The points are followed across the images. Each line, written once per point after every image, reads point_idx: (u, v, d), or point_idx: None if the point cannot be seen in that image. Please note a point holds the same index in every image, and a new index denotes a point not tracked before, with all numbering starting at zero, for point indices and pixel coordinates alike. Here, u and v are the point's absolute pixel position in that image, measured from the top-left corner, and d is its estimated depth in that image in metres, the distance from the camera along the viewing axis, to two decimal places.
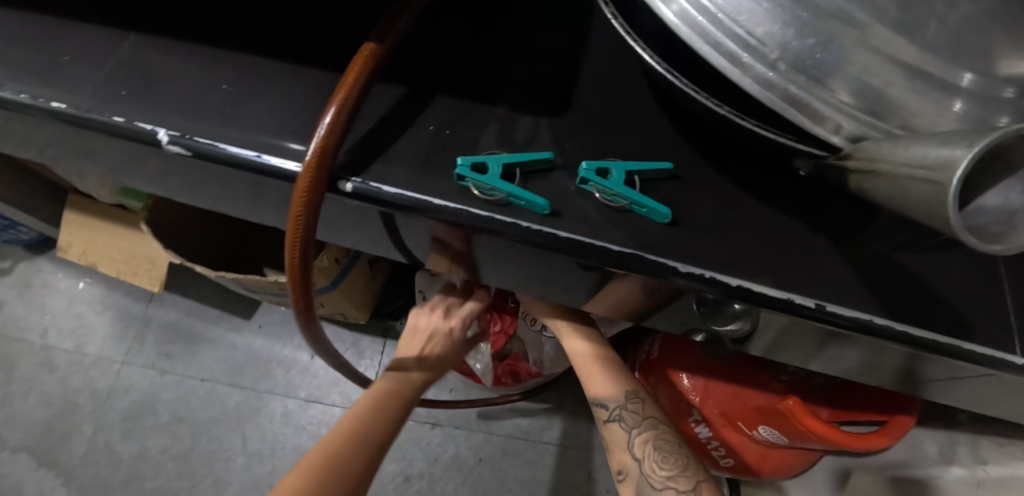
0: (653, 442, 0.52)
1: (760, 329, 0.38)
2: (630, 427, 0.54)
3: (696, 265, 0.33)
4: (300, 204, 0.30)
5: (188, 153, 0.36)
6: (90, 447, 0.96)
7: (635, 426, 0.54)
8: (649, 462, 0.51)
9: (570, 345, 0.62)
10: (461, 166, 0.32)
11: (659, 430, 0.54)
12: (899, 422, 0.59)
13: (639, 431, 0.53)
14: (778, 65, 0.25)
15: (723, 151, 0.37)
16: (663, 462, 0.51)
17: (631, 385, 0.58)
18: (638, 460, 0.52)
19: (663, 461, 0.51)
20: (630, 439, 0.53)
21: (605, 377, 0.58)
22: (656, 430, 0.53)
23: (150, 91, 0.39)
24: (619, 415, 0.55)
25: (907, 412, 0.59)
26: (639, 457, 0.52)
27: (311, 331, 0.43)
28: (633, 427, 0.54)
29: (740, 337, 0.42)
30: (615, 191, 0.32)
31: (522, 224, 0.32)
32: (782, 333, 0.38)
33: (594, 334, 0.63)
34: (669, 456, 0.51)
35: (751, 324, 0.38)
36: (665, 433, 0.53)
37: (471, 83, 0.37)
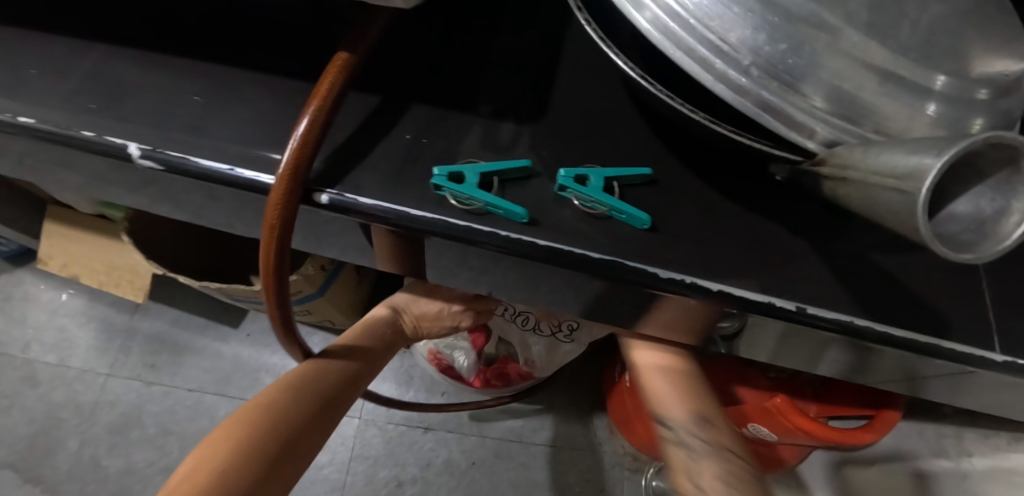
0: (721, 477, 0.41)
1: (749, 329, 0.37)
2: (696, 455, 0.43)
3: (677, 271, 0.33)
4: (274, 215, 0.30)
5: (160, 168, 0.35)
6: (76, 462, 0.94)
7: (700, 454, 0.43)
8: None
9: (641, 359, 0.51)
10: (438, 175, 0.31)
11: (729, 464, 0.42)
12: (885, 418, 0.60)
13: (707, 461, 0.42)
14: (751, 71, 0.25)
15: (702, 156, 0.37)
16: None
17: (704, 403, 0.47)
18: None
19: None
20: (699, 475, 0.43)
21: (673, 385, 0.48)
22: (725, 462, 0.42)
23: (120, 103, 0.38)
24: (682, 437, 0.44)
25: (892, 407, 0.60)
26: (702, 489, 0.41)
27: (288, 342, 0.42)
28: (705, 464, 0.43)
29: (730, 336, 0.41)
30: (594, 198, 0.32)
31: (501, 233, 0.32)
32: (765, 335, 0.39)
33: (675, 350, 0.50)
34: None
35: (740, 324, 0.37)
36: (736, 469, 0.42)
37: (446, 91, 0.37)
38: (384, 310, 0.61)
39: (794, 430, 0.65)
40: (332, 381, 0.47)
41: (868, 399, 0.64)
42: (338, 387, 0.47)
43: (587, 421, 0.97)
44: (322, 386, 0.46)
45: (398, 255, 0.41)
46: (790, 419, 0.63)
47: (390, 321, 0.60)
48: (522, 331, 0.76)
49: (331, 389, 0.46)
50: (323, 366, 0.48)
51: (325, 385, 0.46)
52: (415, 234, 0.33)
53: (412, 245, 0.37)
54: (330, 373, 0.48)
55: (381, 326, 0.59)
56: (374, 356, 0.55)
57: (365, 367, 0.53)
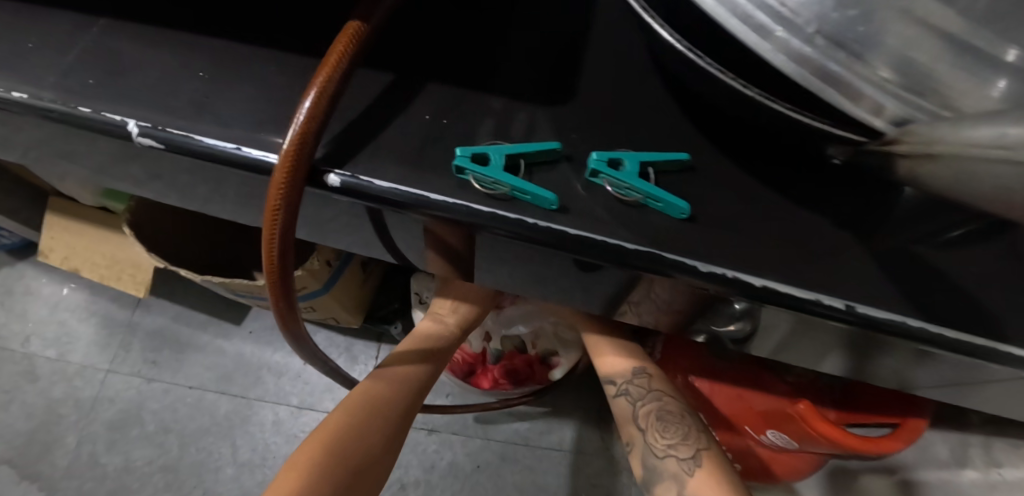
0: (656, 412, 0.51)
1: (762, 329, 0.38)
2: (635, 400, 0.54)
3: (717, 265, 0.30)
4: (276, 196, 0.27)
5: (161, 147, 0.33)
6: (74, 459, 0.92)
7: (640, 399, 0.54)
8: (653, 432, 0.50)
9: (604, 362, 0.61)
10: (461, 156, 0.29)
11: (663, 401, 0.53)
12: (911, 426, 0.58)
13: (642, 402, 0.54)
14: (816, 39, 0.23)
15: (741, 141, 0.34)
16: (665, 431, 0.49)
17: (642, 363, 0.59)
18: (643, 430, 0.51)
19: (665, 431, 0.49)
20: (635, 410, 0.53)
21: (617, 357, 0.60)
22: (660, 401, 0.53)
23: (121, 80, 0.36)
24: (625, 388, 0.56)
25: (919, 413, 0.58)
26: (643, 427, 0.51)
27: (295, 336, 0.40)
28: (638, 399, 0.54)
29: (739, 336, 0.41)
30: (629, 184, 0.29)
31: (528, 221, 0.29)
32: (783, 333, 0.37)
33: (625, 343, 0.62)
34: (671, 426, 0.49)
35: (752, 325, 0.37)
36: (670, 404, 0.52)
37: (466, 69, 0.35)
38: (429, 323, 0.59)
39: (812, 435, 0.61)
40: (402, 401, 0.47)
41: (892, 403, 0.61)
42: (405, 404, 0.47)
43: (595, 424, 0.95)
44: (391, 409, 0.45)
45: (410, 243, 0.39)
46: (809, 422, 0.59)
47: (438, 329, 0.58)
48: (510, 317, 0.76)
49: (401, 411, 0.46)
50: (381, 385, 0.47)
51: (395, 406, 0.46)
52: (464, 232, 0.32)
53: (439, 239, 0.36)
54: (401, 393, 0.47)
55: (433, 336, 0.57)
56: (434, 363, 0.54)
57: (429, 375, 0.53)
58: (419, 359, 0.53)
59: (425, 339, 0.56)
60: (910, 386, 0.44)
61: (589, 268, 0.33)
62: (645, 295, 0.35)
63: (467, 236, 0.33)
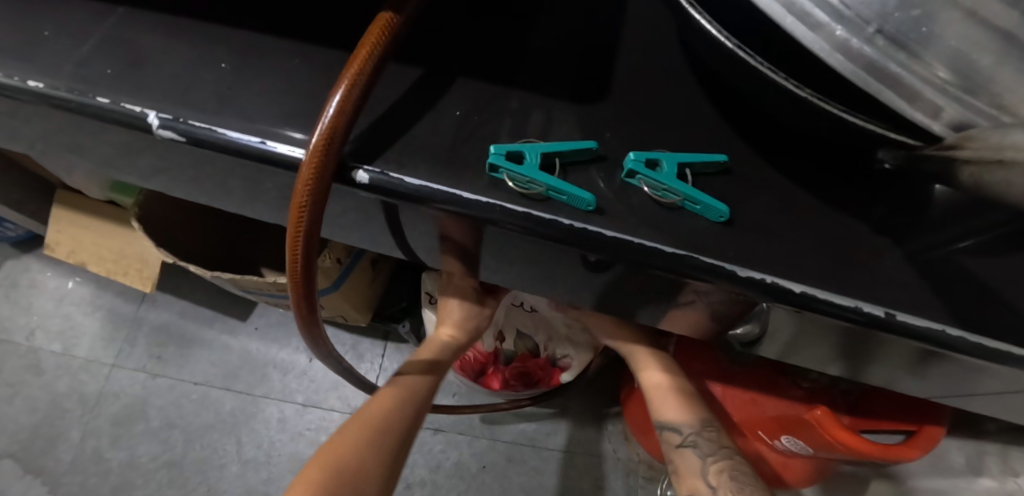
0: (729, 471, 0.48)
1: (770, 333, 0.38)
2: (704, 454, 0.50)
3: (755, 269, 0.29)
4: (303, 193, 0.27)
5: (183, 140, 0.32)
6: (79, 454, 0.91)
7: (710, 454, 0.50)
8: (726, 492, 0.46)
9: (646, 377, 0.60)
10: (495, 154, 0.28)
11: (735, 461, 0.49)
12: (928, 434, 0.57)
13: (714, 458, 0.49)
14: (877, 39, 0.21)
15: (777, 142, 0.33)
16: (743, 493, 0.46)
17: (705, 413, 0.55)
18: (714, 488, 0.47)
19: (741, 490, 0.46)
20: (705, 465, 0.49)
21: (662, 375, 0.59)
22: (732, 459, 0.49)
23: (140, 70, 0.35)
24: (693, 440, 0.51)
25: (937, 422, 0.57)
26: (715, 485, 0.47)
27: (312, 335, 0.39)
28: (707, 454, 0.50)
29: (749, 340, 0.41)
30: (667, 186, 0.28)
31: (563, 222, 0.28)
32: (796, 336, 0.37)
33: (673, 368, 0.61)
34: (748, 486, 0.46)
35: (761, 328, 0.37)
36: (742, 464, 0.49)
37: (495, 64, 0.34)
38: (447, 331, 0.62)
39: (828, 443, 0.59)
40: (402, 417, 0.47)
41: (908, 410, 0.60)
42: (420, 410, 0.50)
43: (602, 426, 0.94)
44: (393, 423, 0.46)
45: (424, 242, 0.39)
46: (827, 430, 0.58)
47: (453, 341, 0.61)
48: (525, 311, 0.80)
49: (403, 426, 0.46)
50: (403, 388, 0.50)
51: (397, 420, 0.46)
52: (475, 231, 0.32)
53: (452, 238, 0.35)
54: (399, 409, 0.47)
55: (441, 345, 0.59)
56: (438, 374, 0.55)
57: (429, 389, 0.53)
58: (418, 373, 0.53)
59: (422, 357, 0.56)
60: (932, 392, 0.43)
61: (596, 267, 0.32)
62: (662, 298, 0.35)
63: (477, 237, 0.33)
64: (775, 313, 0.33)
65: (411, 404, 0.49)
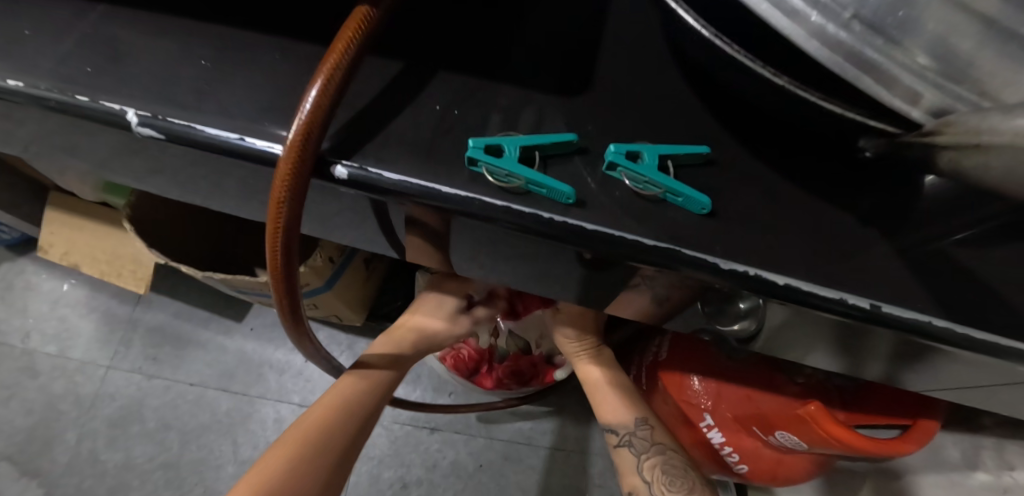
0: (661, 466, 0.52)
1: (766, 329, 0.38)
2: (638, 452, 0.54)
3: (738, 262, 0.29)
4: (280, 189, 0.26)
5: (162, 137, 0.31)
6: (75, 456, 0.91)
7: (644, 451, 0.53)
8: (658, 486, 0.51)
9: (585, 373, 0.62)
10: (473, 147, 0.28)
11: (667, 456, 0.53)
12: (923, 428, 0.56)
13: (647, 456, 0.53)
14: (852, 25, 0.21)
15: (762, 134, 0.33)
16: (671, 485, 0.50)
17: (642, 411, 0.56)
18: (648, 483, 0.51)
19: (671, 484, 0.50)
20: (639, 463, 0.53)
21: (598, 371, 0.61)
22: (664, 455, 0.53)
23: (119, 67, 0.34)
24: (628, 440, 0.54)
25: (930, 416, 0.57)
26: (648, 480, 0.52)
27: (299, 334, 0.39)
28: (641, 452, 0.53)
29: (744, 336, 0.41)
30: (648, 178, 0.28)
31: (544, 215, 0.28)
32: (785, 331, 0.37)
33: (609, 363, 0.63)
34: (678, 480, 0.50)
35: (757, 324, 0.38)
36: (674, 458, 0.52)
37: (476, 58, 0.33)
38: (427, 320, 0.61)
39: (822, 438, 0.59)
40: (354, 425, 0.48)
41: (903, 405, 0.60)
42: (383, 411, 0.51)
43: (598, 424, 0.94)
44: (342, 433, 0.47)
45: (411, 240, 0.38)
46: (820, 424, 0.58)
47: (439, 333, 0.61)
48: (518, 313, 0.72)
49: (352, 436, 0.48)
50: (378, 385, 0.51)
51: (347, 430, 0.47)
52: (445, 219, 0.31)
53: (444, 235, 0.35)
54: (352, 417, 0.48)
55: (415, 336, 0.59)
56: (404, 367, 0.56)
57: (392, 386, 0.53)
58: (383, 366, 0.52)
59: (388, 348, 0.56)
60: (925, 387, 0.43)
61: (599, 265, 0.32)
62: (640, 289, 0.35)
63: (445, 222, 0.32)
64: (777, 308, 0.32)
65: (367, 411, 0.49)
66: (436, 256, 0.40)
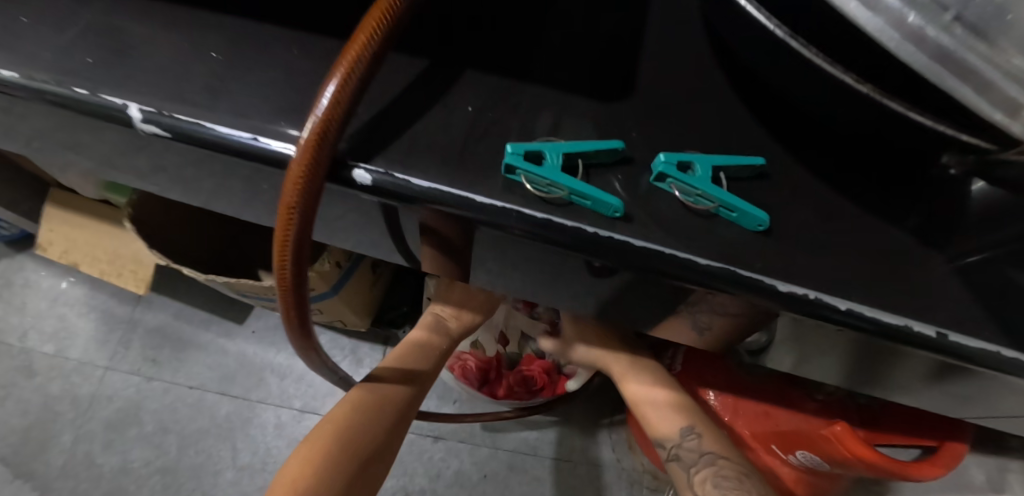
0: (712, 479, 0.44)
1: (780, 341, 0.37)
2: (687, 466, 0.46)
3: (797, 284, 0.26)
4: (292, 193, 0.24)
5: (168, 136, 0.29)
6: (70, 459, 0.88)
7: (693, 464, 0.46)
8: None
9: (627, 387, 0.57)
10: (512, 154, 0.25)
11: (719, 466, 0.45)
12: (951, 450, 0.54)
13: (698, 469, 0.46)
14: (953, 28, 0.19)
15: (817, 144, 0.31)
16: None
17: (690, 419, 0.50)
18: None
19: None
20: (689, 478, 0.46)
21: (640, 384, 0.56)
22: (716, 466, 0.45)
23: (122, 58, 0.32)
24: (676, 454, 0.48)
25: (960, 437, 0.54)
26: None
27: (306, 347, 0.36)
28: (691, 466, 0.46)
29: (756, 348, 0.42)
30: (701, 191, 0.26)
31: (587, 229, 0.25)
32: (810, 350, 0.36)
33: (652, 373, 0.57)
34: (732, 493, 0.43)
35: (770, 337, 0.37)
36: (727, 468, 0.45)
37: (509, 56, 0.31)
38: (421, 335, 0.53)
39: (848, 461, 0.56)
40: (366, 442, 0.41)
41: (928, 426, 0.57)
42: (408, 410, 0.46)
43: (608, 436, 0.91)
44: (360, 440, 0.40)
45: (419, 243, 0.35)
46: (845, 445, 0.54)
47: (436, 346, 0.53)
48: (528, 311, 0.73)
49: (364, 463, 0.40)
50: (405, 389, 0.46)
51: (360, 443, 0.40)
52: (457, 224, 0.28)
53: (452, 241, 0.32)
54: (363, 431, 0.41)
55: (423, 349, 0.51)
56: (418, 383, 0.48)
57: (407, 401, 0.46)
58: (394, 380, 0.45)
59: (396, 361, 0.48)
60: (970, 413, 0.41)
61: (603, 272, 0.30)
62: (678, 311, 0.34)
63: (463, 231, 0.30)
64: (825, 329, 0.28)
65: (381, 427, 0.42)
66: (437, 263, 0.37)
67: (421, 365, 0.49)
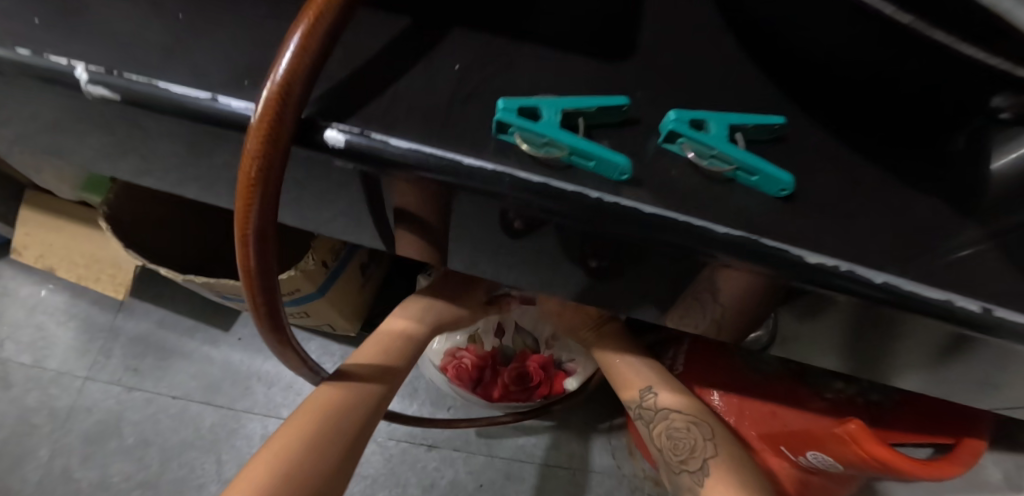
0: (667, 432, 0.48)
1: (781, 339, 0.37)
2: (648, 421, 0.50)
3: (826, 254, 0.23)
4: (252, 158, 0.20)
5: (119, 99, 0.26)
6: (46, 474, 0.84)
7: (653, 420, 0.50)
8: (668, 453, 0.48)
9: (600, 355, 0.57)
10: (503, 109, 0.22)
11: (673, 417, 0.48)
12: (970, 447, 0.50)
13: (655, 423, 0.50)
14: None
15: (836, 107, 0.28)
16: (677, 449, 0.47)
17: (651, 380, 0.52)
18: (660, 450, 0.49)
19: (678, 449, 0.47)
20: (650, 432, 0.50)
21: (607, 351, 0.56)
22: (670, 420, 0.48)
23: (73, 20, 0.29)
24: (639, 413, 0.51)
25: (978, 433, 0.50)
26: (660, 447, 0.49)
27: (280, 342, 0.33)
28: (649, 422, 0.50)
29: (759, 348, 0.43)
30: (717, 149, 0.23)
31: (591, 194, 0.22)
32: (807, 344, 0.36)
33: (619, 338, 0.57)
34: (682, 441, 0.47)
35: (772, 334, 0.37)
36: (679, 419, 0.48)
37: (502, 14, 0.28)
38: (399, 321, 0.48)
39: (863, 463, 0.51)
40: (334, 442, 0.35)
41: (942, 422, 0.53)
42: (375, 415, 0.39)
43: (608, 441, 0.88)
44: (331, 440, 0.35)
45: (408, 242, 0.33)
46: (861, 445, 0.50)
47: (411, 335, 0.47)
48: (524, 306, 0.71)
49: (335, 461, 0.34)
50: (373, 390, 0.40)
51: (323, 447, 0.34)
52: (444, 207, 0.26)
53: (442, 233, 0.30)
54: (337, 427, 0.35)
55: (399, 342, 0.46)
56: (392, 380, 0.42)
57: (382, 401, 0.40)
58: (368, 373, 0.40)
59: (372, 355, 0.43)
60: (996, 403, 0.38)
61: (600, 273, 0.30)
62: (689, 299, 0.31)
63: (451, 220, 0.28)
64: (832, 306, 0.26)
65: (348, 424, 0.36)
66: (426, 253, 0.34)
67: (402, 361, 0.44)
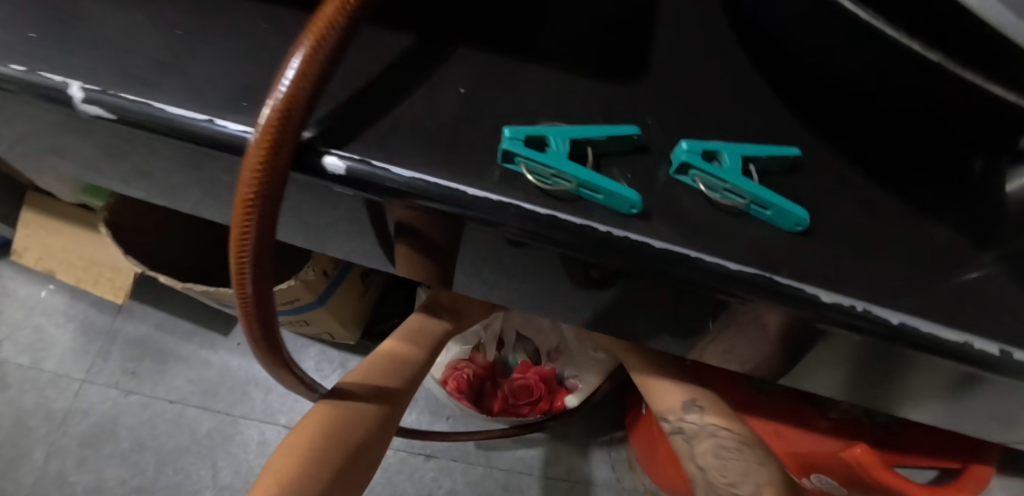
0: (713, 450, 0.39)
1: (791, 374, 0.35)
2: (690, 439, 0.41)
3: (842, 294, 0.22)
4: (249, 185, 0.20)
5: (111, 118, 0.25)
6: (41, 477, 0.83)
7: (695, 436, 0.41)
8: (715, 474, 0.39)
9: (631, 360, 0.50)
10: (508, 139, 0.22)
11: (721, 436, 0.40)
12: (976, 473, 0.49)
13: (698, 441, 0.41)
14: None
15: (847, 132, 0.27)
16: (726, 470, 0.38)
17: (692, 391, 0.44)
18: (702, 469, 0.40)
19: (725, 471, 0.38)
20: (692, 449, 0.41)
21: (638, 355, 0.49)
22: (717, 437, 0.40)
23: (70, 33, 0.28)
24: (679, 427, 0.42)
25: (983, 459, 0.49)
26: (702, 466, 0.40)
27: (275, 362, 0.32)
28: (693, 438, 0.41)
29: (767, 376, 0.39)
30: (730, 183, 0.22)
31: (598, 228, 0.22)
32: (821, 374, 0.33)
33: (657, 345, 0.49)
34: (731, 461, 0.38)
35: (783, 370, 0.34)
36: (728, 438, 0.39)
37: (508, 34, 0.28)
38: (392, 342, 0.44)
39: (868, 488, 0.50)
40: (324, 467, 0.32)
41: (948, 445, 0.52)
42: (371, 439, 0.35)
43: (608, 455, 0.87)
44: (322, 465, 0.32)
45: (410, 263, 0.33)
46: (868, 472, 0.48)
47: (410, 356, 0.44)
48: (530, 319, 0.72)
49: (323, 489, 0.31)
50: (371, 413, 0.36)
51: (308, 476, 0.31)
52: (449, 230, 0.26)
53: (446, 252, 0.29)
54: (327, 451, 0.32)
55: (397, 361, 0.42)
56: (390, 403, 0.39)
57: (383, 423, 0.37)
58: (364, 396, 0.37)
59: (367, 374, 0.40)
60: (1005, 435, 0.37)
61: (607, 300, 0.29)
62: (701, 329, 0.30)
63: (456, 241, 0.27)
64: (846, 342, 0.25)
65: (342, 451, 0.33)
66: (427, 273, 0.34)
67: (400, 381, 0.41)
